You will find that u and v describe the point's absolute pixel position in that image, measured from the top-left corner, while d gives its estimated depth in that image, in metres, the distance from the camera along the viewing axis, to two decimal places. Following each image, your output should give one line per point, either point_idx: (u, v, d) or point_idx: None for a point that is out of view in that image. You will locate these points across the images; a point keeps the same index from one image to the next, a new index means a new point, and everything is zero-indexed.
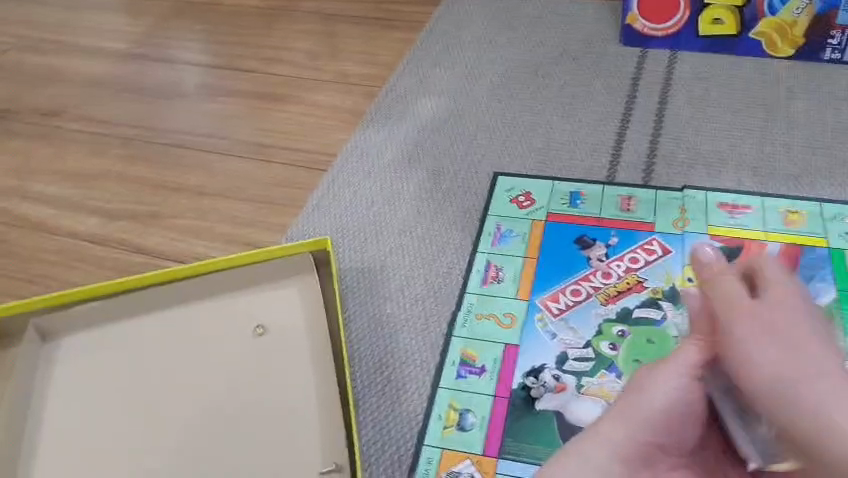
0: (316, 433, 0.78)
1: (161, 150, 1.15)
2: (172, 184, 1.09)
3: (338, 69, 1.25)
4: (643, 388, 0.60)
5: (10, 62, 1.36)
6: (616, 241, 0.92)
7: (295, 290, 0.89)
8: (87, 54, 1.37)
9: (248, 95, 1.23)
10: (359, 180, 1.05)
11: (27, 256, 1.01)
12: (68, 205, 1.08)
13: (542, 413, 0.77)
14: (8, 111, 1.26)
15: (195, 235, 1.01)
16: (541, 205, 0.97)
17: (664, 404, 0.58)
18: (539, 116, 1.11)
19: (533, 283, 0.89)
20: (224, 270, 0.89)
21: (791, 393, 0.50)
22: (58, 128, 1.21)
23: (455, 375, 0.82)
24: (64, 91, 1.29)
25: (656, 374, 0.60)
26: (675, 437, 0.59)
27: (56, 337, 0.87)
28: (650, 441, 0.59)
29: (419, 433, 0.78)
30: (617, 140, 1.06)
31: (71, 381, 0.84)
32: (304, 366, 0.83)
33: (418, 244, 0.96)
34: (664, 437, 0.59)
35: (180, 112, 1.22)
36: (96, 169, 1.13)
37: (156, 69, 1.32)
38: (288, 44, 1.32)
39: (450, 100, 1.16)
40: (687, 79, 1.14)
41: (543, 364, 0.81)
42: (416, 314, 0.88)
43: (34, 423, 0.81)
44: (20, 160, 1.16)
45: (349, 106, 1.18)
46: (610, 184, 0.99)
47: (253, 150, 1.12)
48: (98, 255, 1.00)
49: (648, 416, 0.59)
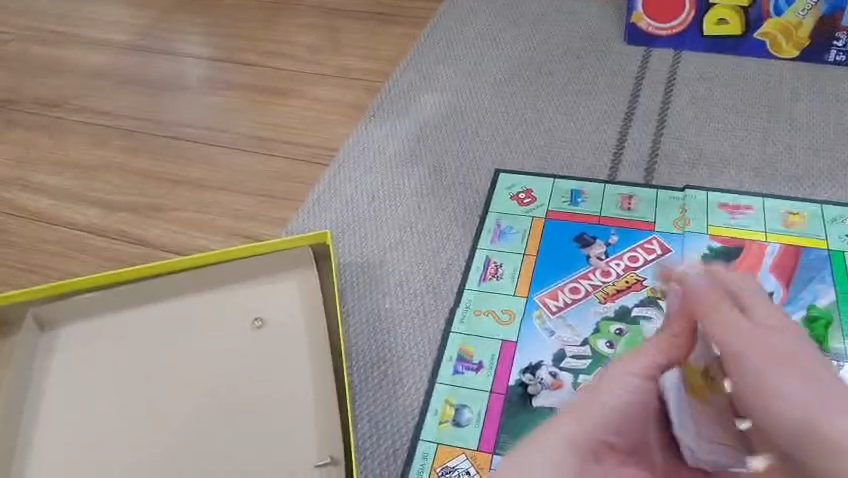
0: (312, 426, 0.78)
1: (162, 142, 1.15)
2: (173, 176, 1.09)
3: (340, 64, 1.25)
4: (596, 388, 0.55)
5: (13, 52, 1.36)
6: (616, 239, 0.91)
7: (294, 284, 0.89)
8: (90, 46, 1.37)
9: (250, 89, 1.22)
10: (360, 175, 1.05)
11: (27, 245, 1.01)
12: (69, 196, 1.08)
13: (538, 410, 0.77)
14: (10, 101, 1.26)
15: (195, 227, 1.01)
16: (542, 202, 0.97)
17: (618, 403, 0.54)
18: (541, 114, 1.11)
19: (531, 281, 0.88)
20: (223, 262, 0.89)
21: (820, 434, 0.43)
22: (59, 118, 1.21)
23: (452, 371, 0.82)
24: (65, 82, 1.29)
25: (611, 372, 0.55)
26: (628, 437, 0.54)
27: (56, 326, 0.87)
28: (597, 437, 0.53)
29: (415, 428, 0.78)
30: (619, 138, 1.06)
31: (70, 370, 0.84)
32: (301, 359, 0.83)
33: (417, 240, 0.96)
34: (615, 436, 0.54)
35: (182, 105, 1.22)
36: (97, 160, 1.13)
37: (159, 62, 1.31)
38: (290, 38, 1.32)
39: (452, 97, 1.16)
40: (690, 79, 1.13)
41: (540, 361, 0.81)
42: (415, 310, 0.88)
43: (32, 412, 0.81)
44: (22, 150, 1.16)
45: (351, 101, 1.18)
46: (611, 183, 0.98)
47: (254, 144, 1.12)
48: (98, 246, 1.00)
49: (598, 416, 0.54)
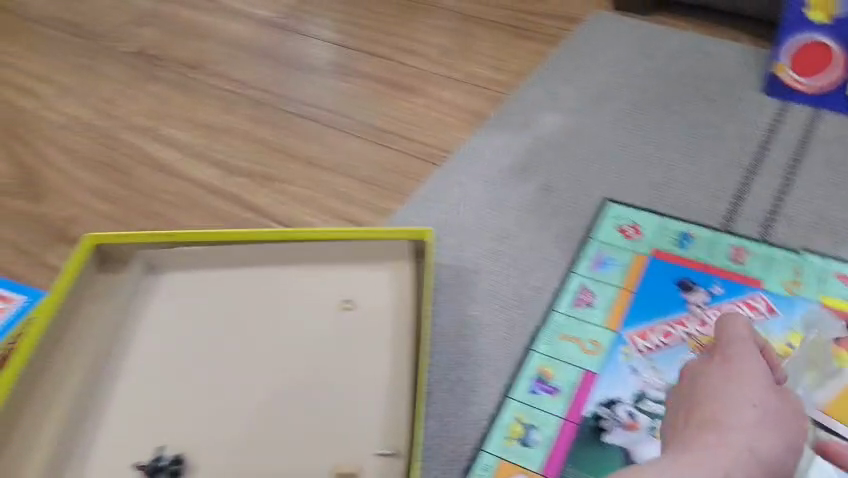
0: (381, 416, 0.79)
1: (285, 117, 1.19)
2: (290, 151, 1.13)
3: (468, 70, 1.27)
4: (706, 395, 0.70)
5: (164, 13, 1.45)
6: (719, 291, 0.88)
7: (386, 274, 0.90)
8: (236, 17, 1.44)
9: (378, 80, 1.26)
10: (469, 180, 1.06)
11: (147, 192, 1.07)
12: (192, 153, 1.13)
13: (608, 446, 0.76)
14: (155, 57, 1.34)
15: (301, 203, 1.04)
16: (647, 239, 0.95)
17: (732, 400, 0.69)
18: (660, 151, 1.09)
19: (623, 316, 0.87)
20: (320, 241, 0.91)
21: (756, 382, 0.70)
22: (196, 80, 1.28)
23: (527, 389, 0.81)
24: (207, 47, 1.36)
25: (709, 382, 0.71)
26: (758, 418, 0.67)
27: (159, 272, 0.91)
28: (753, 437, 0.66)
29: (481, 437, 0.78)
30: (740, 189, 1.02)
31: (163, 315, 0.88)
32: (381, 349, 0.84)
33: (515, 254, 0.95)
34: (750, 424, 0.67)
35: (309, 85, 1.26)
36: (224, 124, 1.18)
37: (295, 40, 1.37)
38: (423, 37, 1.34)
39: (574, 120, 1.15)
40: (827, 139, 1.08)
41: (619, 398, 0.79)
42: (500, 322, 0.88)
43: (123, 346, 0.86)
44: (158, 104, 1.23)
45: (472, 108, 1.19)
46: (724, 233, 0.95)
47: (372, 133, 1.15)
48: (211, 204, 1.05)
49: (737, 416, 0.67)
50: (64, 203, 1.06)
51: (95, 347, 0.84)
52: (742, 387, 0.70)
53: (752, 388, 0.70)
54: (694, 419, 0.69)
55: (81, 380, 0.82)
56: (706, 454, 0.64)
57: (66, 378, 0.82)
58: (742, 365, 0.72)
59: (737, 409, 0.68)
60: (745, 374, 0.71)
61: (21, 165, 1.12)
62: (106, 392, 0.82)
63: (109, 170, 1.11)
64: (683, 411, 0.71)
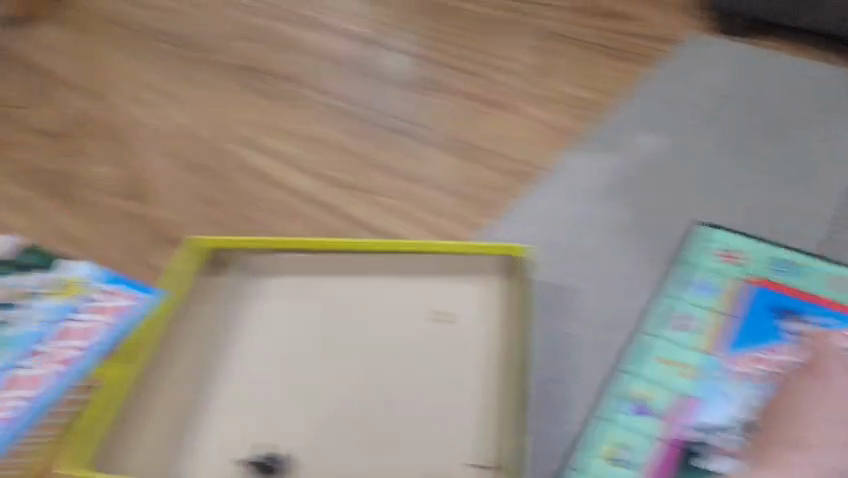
0: (477, 426, 0.81)
1: (379, 130, 1.23)
2: (385, 164, 1.16)
3: (558, 89, 1.29)
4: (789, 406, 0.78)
5: (262, 27, 1.52)
6: (820, 320, 0.87)
7: (481, 288, 0.92)
8: (332, 32, 1.49)
9: (469, 97, 1.29)
10: (562, 198, 1.07)
11: (248, 198, 1.12)
12: (291, 163, 1.18)
13: (704, 472, 0.76)
14: (255, 69, 1.40)
15: (396, 215, 1.07)
16: (744, 263, 0.94)
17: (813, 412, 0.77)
18: (757, 175, 1.08)
19: (719, 342, 0.87)
20: (415, 251, 0.93)
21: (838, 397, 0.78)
22: (293, 92, 1.33)
23: (620, 410, 0.82)
24: (305, 61, 1.41)
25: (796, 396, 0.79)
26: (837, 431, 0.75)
27: (263, 276, 0.95)
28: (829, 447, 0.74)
29: (573, 454, 0.80)
30: (838, 215, 1.01)
31: (266, 317, 0.92)
32: (477, 361, 0.86)
33: (608, 274, 0.96)
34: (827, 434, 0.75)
35: (403, 99, 1.30)
36: (322, 135, 1.23)
37: (386, 56, 1.41)
38: (515, 57, 1.37)
39: (668, 140, 1.15)
40: None
41: (715, 423, 0.79)
42: (593, 341, 0.89)
43: (230, 345, 0.90)
44: (259, 114, 1.29)
45: (564, 127, 1.20)
46: (826, 260, 0.93)
47: (463, 148, 1.18)
48: (309, 213, 1.09)
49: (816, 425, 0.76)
50: (172, 207, 1.11)
51: (206, 346, 0.89)
52: (825, 401, 0.78)
53: (832, 402, 0.78)
54: (782, 428, 0.76)
55: (195, 377, 0.87)
56: (794, 469, 0.73)
57: (179, 376, 0.87)
58: (828, 382, 0.79)
59: (818, 421, 0.76)
60: (828, 388, 0.79)
61: (132, 169, 1.19)
62: (214, 389, 0.86)
63: (214, 176, 1.16)
64: (771, 416, 0.78)
